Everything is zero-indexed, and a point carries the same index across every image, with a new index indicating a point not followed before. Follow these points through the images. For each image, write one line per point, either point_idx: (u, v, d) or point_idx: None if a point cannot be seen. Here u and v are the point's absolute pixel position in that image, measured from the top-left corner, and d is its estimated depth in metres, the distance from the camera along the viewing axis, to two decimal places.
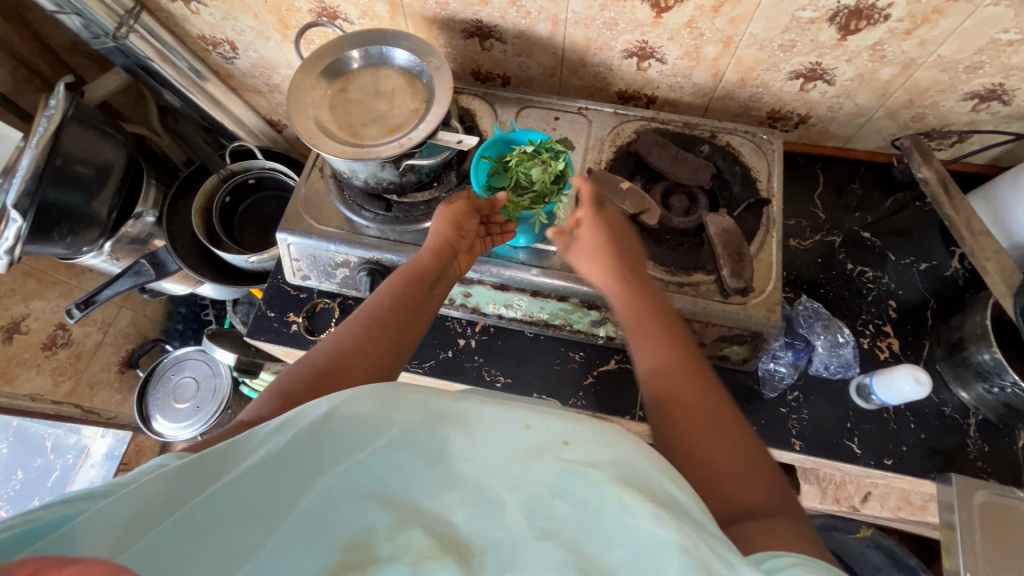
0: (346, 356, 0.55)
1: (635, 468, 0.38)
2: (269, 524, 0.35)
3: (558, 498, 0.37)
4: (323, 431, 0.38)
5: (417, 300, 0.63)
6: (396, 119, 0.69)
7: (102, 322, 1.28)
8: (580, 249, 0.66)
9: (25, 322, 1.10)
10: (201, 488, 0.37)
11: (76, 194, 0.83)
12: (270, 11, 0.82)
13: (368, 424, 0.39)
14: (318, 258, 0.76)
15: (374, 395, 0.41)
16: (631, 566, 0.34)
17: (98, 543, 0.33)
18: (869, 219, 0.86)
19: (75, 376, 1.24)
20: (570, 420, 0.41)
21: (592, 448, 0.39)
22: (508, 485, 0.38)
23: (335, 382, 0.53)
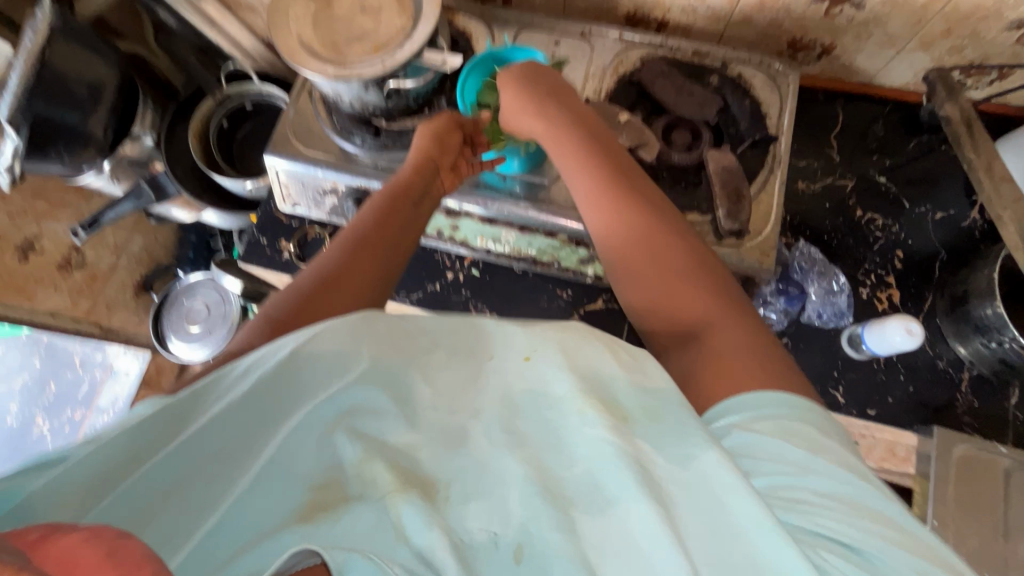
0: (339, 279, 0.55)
1: (598, 380, 0.41)
2: (240, 464, 0.36)
3: (519, 417, 0.40)
4: (289, 363, 0.39)
5: (403, 217, 0.62)
6: (382, 37, 0.65)
7: (114, 245, 1.31)
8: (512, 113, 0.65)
9: (39, 242, 1.14)
10: (172, 433, 0.37)
11: (69, 112, 0.83)
12: None
13: (336, 358, 0.41)
14: (307, 184, 0.75)
15: (350, 331, 0.42)
16: (583, 485, 0.37)
17: (66, 498, 0.33)
18: (888, 164, 0.80)
19: (92, 297, 1.29)
20: (537, 335, 0.44)
21: (552, 365, 0.41)
22: (472, 416, 0.41)
23: (320, 305, 0.52)
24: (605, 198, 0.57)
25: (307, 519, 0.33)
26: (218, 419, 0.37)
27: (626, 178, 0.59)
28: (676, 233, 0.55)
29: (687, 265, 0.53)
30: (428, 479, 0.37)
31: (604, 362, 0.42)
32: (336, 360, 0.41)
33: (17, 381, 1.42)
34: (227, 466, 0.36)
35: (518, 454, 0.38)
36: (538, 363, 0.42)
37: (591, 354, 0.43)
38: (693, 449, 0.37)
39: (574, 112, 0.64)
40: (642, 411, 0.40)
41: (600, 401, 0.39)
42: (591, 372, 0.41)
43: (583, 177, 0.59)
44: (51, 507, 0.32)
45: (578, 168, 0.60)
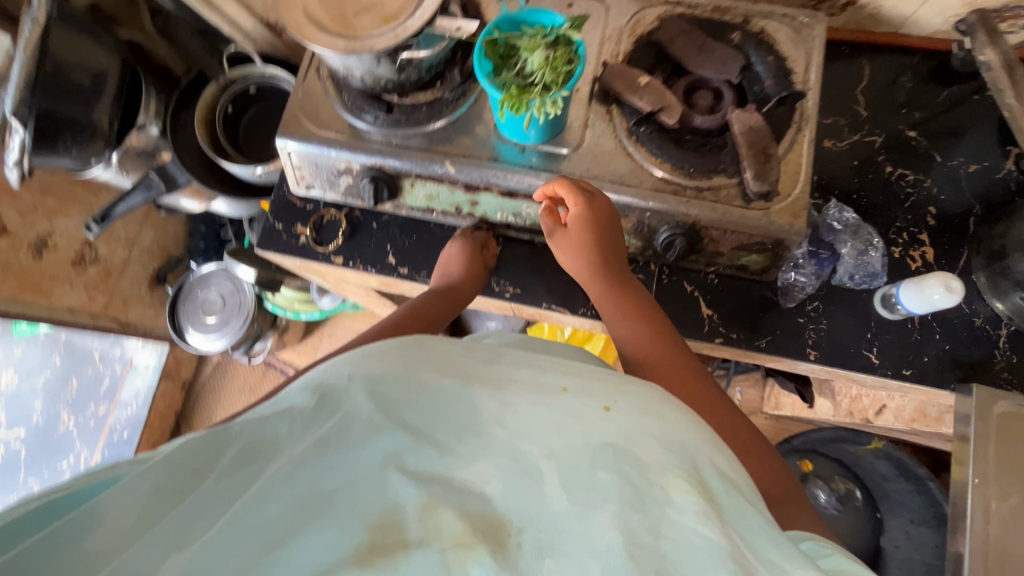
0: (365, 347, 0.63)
1: (685, 447, 0.39)
2: (282, 493, 0.35)
3: (599, 469, 0.36)
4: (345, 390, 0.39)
5: (428, 316, 0.69)
6: (391, 7, 0.62)
7: (126, 239, 1.30)
8: (563, 240, 0.66)
9: (51, 238, 1.13)
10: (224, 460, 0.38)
11: (73, 104, 0.81)
12: None
13: (391, 379, 0.39)
14: (320, 165, 0.74)
15: (400, 355, 0.41)
16: (677, 562, 0.34)
17: (120, 513, 0.35)
18: (918, 118, 0.77)
19: (107, 291, 1.29)
20: (619, 387, 0.41)
21: (634, 416, 0.39)
22: (546, 454, 0.37)
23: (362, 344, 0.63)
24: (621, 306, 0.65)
25: (365, 565, 0.31)
26: (273, 451, 0.37)
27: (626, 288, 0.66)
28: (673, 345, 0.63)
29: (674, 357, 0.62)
30: (497, 523, 0.34)
31: (669, 410, 0.40)
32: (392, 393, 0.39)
33: (39, 378, 1.38)
34: (276, 496, 0.35)
35: (607, 515, 0.34)
36: (620, 417, 0.39)
37: (669, 419, 0.40)
38: (781, 561, 0.37)
39: (608, 238, 0.65)
40: (727, 499, 0.38)
41: (689, 480, 0.37)
42: (664, 420, 0.39)
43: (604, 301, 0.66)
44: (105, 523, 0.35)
45: (598, 285, 0.66)
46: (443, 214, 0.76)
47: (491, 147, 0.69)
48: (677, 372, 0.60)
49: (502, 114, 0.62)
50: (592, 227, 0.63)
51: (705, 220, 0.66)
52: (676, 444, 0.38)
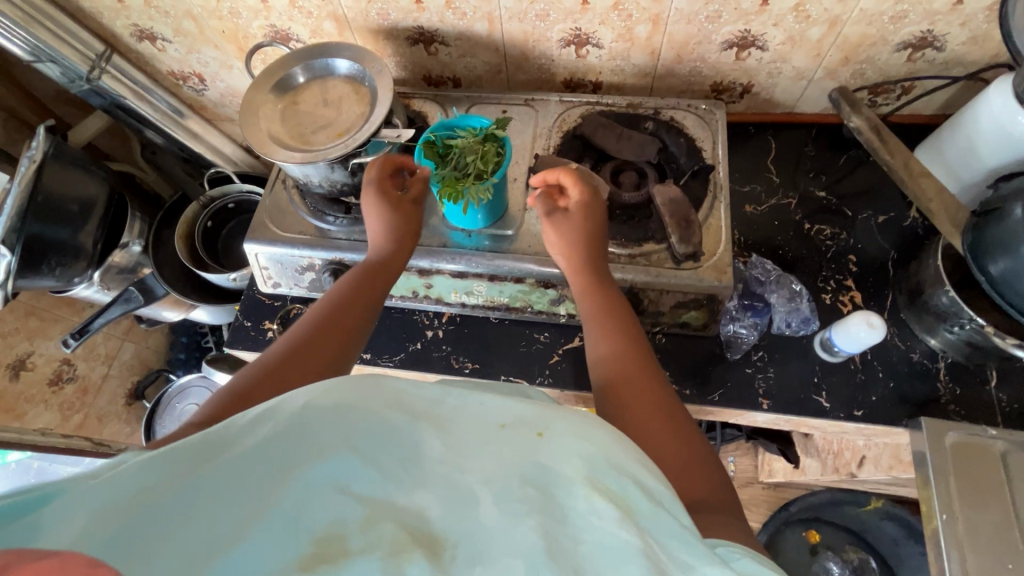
0: (299, 358, 0.58)
1: (606, 460, 0.43)
2: (229, 513, 0.37)
3: (528, 484, 0.41)
4: (302, 418, 0.43)
5: (367, 298, 0.66)
6: (344, 123, 0.72)
7: (106, 356, 1.33)
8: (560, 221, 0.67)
9: (30, 359, 1.15)
10: (173, 479, 0.39)
11: (61, 228, 0.88)
12: (229, 41, 0.88)
13: (346, 411, 0.44)
14: (285, 264, 0.80)
15: (353, 390, 0.45)
16: (593, 557, 0.38)
17: (64, 532, 0.35)
18: (825, 180, 0.86)
19: (82, 410, 1.29)
20: (556, 416, 0.47)
21: (564, 441, 0.44)
22: (480, 480, 0.42)
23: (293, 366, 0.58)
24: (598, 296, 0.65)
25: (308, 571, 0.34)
26: (223, 471, 0.39)
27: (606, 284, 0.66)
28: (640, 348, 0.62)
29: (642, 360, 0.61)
30: (435, 533, 0.38)
31: (602, 432, 0.45)
32: (344, 422, 0.43)
33: None
34: (227, 515, 0.37)
35: (531, 523, 0.39)
36: (549, 441, 0.44)
37: (596, 436, 0.45)
38: (693, 559, 0.40)
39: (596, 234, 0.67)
40: (646, 508, 0.41)
41: (604, 489, 0.41)
42: (596, 447, 0.44)
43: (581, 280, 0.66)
44: (56, 531, 0.35)
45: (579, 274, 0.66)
46: (402, 298, 0.81)
47: (442, 232, 0.76)
48: (643, 376, 0.59)
49: (448, 204, 0.71)
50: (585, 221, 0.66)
51: (640, 283, 0.71)
52: (605, 463, 0.43)
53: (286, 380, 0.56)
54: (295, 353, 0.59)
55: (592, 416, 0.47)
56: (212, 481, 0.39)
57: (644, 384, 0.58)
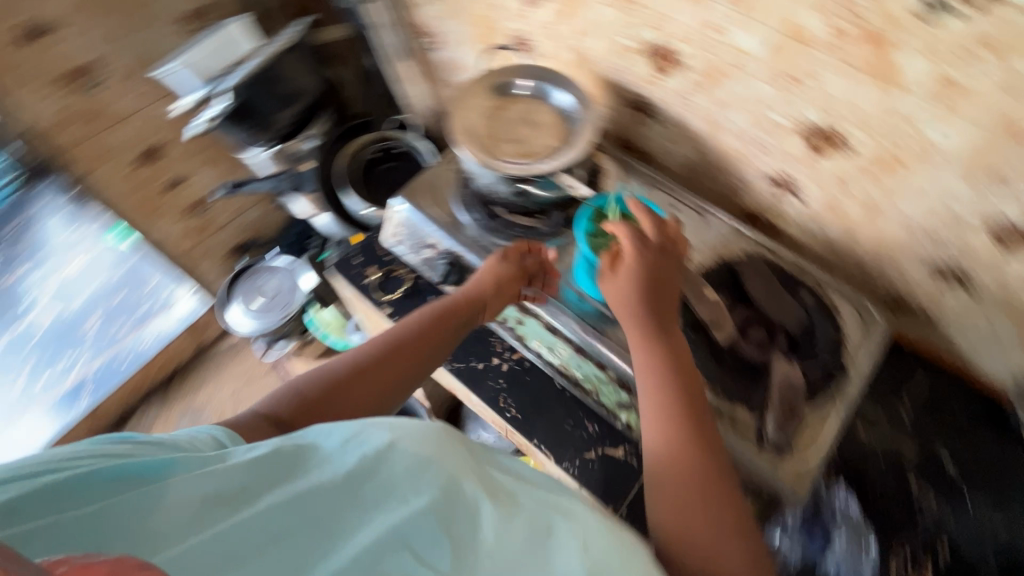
0: (384, 367, 0.65)
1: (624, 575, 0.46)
2: (318, 548, 0.43)
3: None
4: (393, 474, 0.47)
5: (445, 332, 0.70)
6: (532, 147, 0.76)
7: (238, 208, 1.49)
8: (613, 286, 0.68)
9: (187, 182, 1.32)
10: (272, 488, 0.45)
11: (272, 102, 1.01)
12: (480, 25, 0.95)
13: (425, 463, 0.48)
14: (416, 231, 0.84)
15: (432, 441, 0.49)
16: None
17: (175, 511, 0.42)
18: (960, 449, 0.75)
19: (196, 239, 1.45)
20: (581, 525, 0.50)
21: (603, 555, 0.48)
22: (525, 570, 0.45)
23: (370, 381, 0.64)
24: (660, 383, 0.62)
25: None
26: (305, 488, 0.45)
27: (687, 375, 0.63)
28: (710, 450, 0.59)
29: (704, 472, 0.58)
30: None
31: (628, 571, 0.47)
32: (421, 468, 0.47)
33: (97, 278, 1.59)
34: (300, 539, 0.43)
35: None
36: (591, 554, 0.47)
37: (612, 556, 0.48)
38: None
39: (660, 305, 0.67)
40: None
41: None
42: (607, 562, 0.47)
43: (654, 377, 0.63)
44: (168, 500, 0.42)
45: (656, 337, 0.64)
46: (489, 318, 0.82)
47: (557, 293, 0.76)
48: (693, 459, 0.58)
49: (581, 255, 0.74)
50: (642, 273, 0.67)
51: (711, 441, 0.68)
52: None
53: (342, 400, 0.63)
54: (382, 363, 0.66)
55: (619, 532, 0.51)
56: (302, 493, 0.45)
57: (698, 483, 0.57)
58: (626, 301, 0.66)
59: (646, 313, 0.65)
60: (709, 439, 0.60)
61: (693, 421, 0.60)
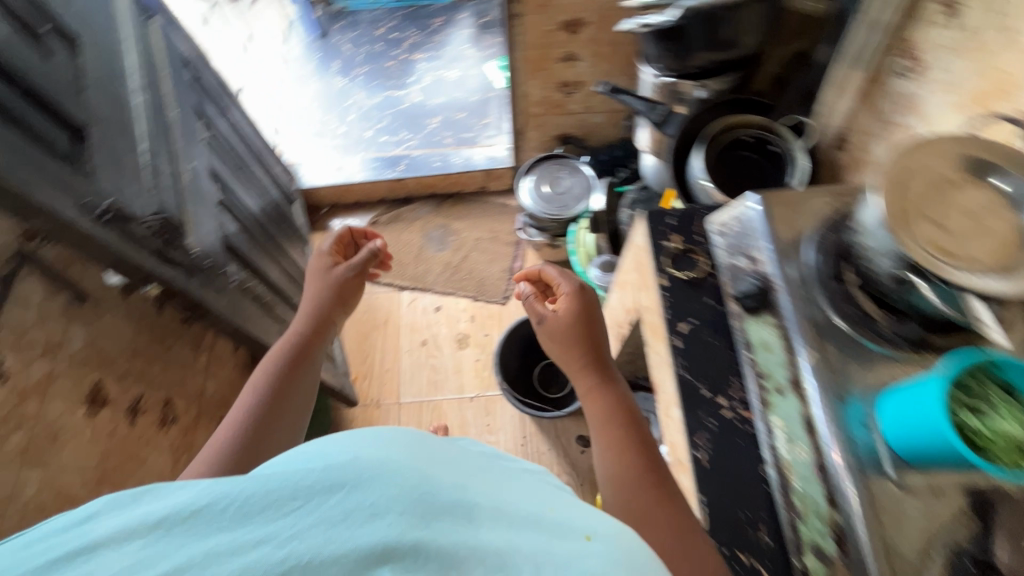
0: (289, 377, 0.94)
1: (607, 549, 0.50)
2: (313, 530, 0.42)
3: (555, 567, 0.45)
4: (372, 460, 0.48)
5: (328, 294, 1.06)
6: (958, 245, 0.61)
7: (589, 106, 1.55)
8: (551, 329, 0.93)
9: (574, 62, 1.40)
10: (251, 504, 0.43)
11: (705, 40, 0.99)
12: (995, 80, 0.75)
13: (400, 462, 0.49)
14: (746, 236, 0.78)
15: (401, 444, 0.52)
16: None
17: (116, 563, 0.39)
18: None
19: (543, 110, 1.57)
20: (589, 528, 0.52)
21: (605, 547, 0.50)
22: (531, 565, 0.45)
23: (286, 381, 0.93)
24: (603, 426, 0.82)
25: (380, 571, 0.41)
26: (279, 488, 0.44)
27: (613, 395, 0.85)
28: (627, 433, 0.80)
29: (632, 462, 0.76)
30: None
31: (615, 551, 0.50)
32: (395, 468, 0.48)
33: (470, 92, 2.21)
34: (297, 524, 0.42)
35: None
36: (592, 542, 0.50)
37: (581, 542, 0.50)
38: None
39: (599, 350, 0.90)
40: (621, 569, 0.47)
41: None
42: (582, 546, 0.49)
43: (598, 417, 0.83)
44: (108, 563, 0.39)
45: (593, 404, 0.85)
46: (750, 362, 0.73)
47: (834, 410, 0.64)
48: (622, 447, 0.79)
49: (912, 386, 0.59)
50: (579, 317, 0.91)
51: None
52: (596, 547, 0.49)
53: (293, 398, 0.93)
54: (294, 359, 0.96)
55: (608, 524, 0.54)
56: (280, 494, 0.44)
57: (633, 469, 0.75)
58: (562, 349, 0.91)
59: (585, 364, 0.88)
60: (637, 442, 0.79)
61: (620, 437, 0.80)
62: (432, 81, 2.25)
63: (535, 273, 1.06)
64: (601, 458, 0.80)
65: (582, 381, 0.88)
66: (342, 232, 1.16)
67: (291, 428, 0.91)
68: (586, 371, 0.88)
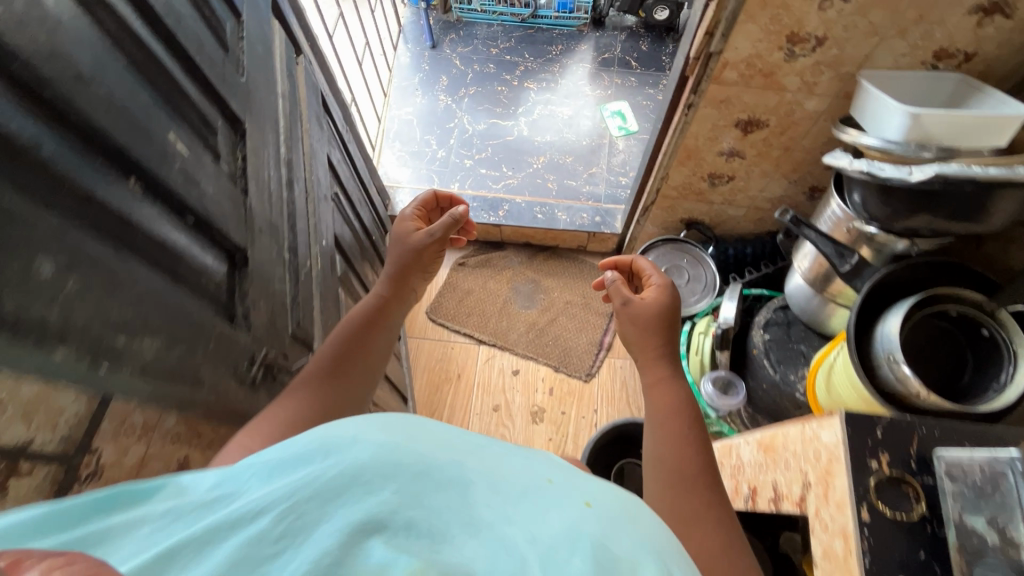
0: (366, 333, 0.75)
1: (626, 532, 0.36)
2: (283, 495, 0.32)
3: (577, 555, 0.32)
4: (346, 439, 0.37)
5: (431, 254, 0.88)
6: None
7: (732, 201, 1.39)
8: (626, 310, 0.83)
9: (736, 158, 1.23)
10: (183, 511, 0.31)
11: (939, 209, 0.82)
12: None
13: (389, 443, 0.38)
14: (996, 493, 0.55)
15: (382, 425, 0.40)
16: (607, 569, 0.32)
17: None
18: None
19: (681, 195, 1.41)
20: (590, 492, 0.40)
21: (615, 516, 0.37)
22: (532, 539, 0.33)
23: (372, 330, 0.76)
24: (665, 418, 0.73)
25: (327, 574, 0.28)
26: (228, 486, 0.33)
27: (683, 402, 0.75)
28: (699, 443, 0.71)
29: (694, 459, 0.69)
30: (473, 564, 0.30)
31: (643, 536, 0.37)
32: (384, 449, 0.37)
33: (583, 138, 2.06)
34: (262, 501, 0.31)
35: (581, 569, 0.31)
36: (596, 506, 0.38)
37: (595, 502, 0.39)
38: None
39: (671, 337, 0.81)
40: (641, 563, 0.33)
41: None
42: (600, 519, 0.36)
43: (662, 409, 0.75)
44: None
45: (662, 383, 0.77)
46: None
47: None
48: (682, 441, 0.70)
49: None
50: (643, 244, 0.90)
51: None
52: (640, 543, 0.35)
53: (373, 349, 0.75)
54: (380, 314, 0.79)
55: (608, 492, 0.42)
56: (234, 490, 0.33)
57: (686, 462, 0.68)
58: (636, 328, 0.82)
59: (656, 350, 0.80)
60: (699, 437, 0.71)
61: (687, 434, 0.71)
62: (541, 115, 2.11)
63: (624, 261, 0.94)
64: (649, 442, 0.73)
65: (653, 367, 0.79)
66: (425, 196, 0.99)
67: (367, 386, 0.72)
68: (659, 357, 0.79)
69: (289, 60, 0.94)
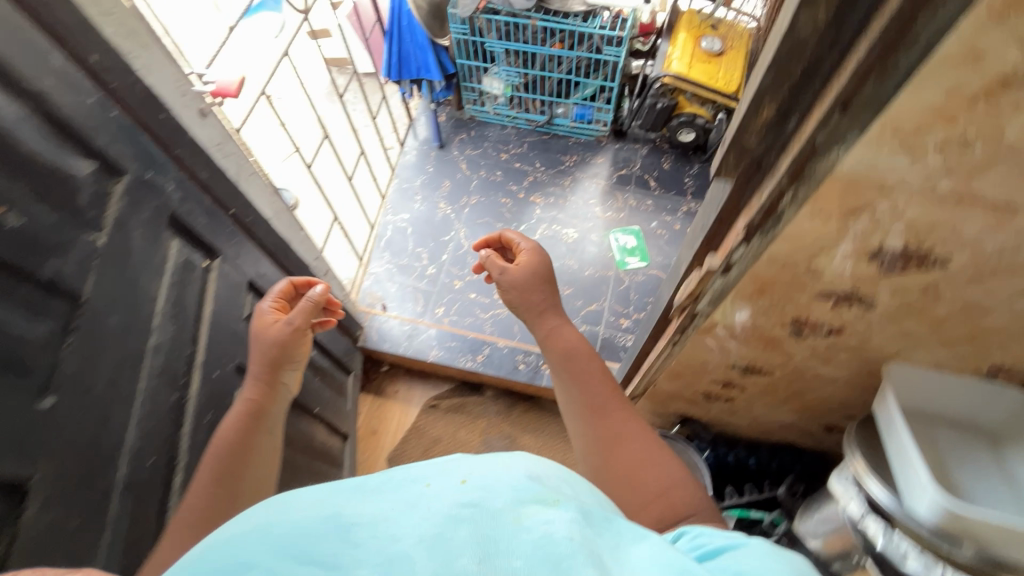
0: (247, 434, 0.81)
1: (512, 486, 0.45)
2: None
3: (477, 532, 0.40)
4: (232, 538, 0.41)
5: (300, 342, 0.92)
6: None
7: (733, 414, 1.17)
8: (536, 304, 0.97)
9: (734, 388, 1.02)
10: None
11: None
12: None
13: (267, 532, 0.41)
14: None
15: (255, 516, 0.44)
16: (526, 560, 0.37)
17: None
18: None
19: (671, 397, 1.20)
20: (473, 470, 0.48)
21: (489, 482, 0.46)
22: (428, 538, 0.39)
23: (252, 428, 0.82)
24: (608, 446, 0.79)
25: None
26: None
27: (618, 413, 0.83)
28: (636, 426, 0.82)
29: (641, 450, 0.78)
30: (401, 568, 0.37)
31: (524, 482, 0.47)
32: (264, 534, 0.40)
33: (585, 267, 1.87)
34: None
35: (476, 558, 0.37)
36: (473, 484, 0.46)
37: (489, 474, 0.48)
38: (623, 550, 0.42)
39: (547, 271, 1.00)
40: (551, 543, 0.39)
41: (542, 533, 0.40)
42: (500, 478, 0.47)
43: (599, 447, 0.80)
44: None
45: (598, 415, 0.83)
46: None
47: None
48: (632, 450, 0.78)
49: None
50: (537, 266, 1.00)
51: None
52: (526, 493, 0.45)
53: (257, 452, 0.80)
54: (255, 416, 0.83)
55: (503, 459, 0.51)
56: None
57: (636, 446, 0.78)
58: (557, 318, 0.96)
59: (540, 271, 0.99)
60: (637, 424, 0.82)
61: (630, 450, 0.78)
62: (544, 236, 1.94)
63: (492, 239, 1.11)
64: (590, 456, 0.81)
65: (584, 419, 0.84)
66: (282, 285, 0.99)
67: (257, 485, 0.78)
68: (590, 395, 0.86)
69: (182, 287, 0.80)
